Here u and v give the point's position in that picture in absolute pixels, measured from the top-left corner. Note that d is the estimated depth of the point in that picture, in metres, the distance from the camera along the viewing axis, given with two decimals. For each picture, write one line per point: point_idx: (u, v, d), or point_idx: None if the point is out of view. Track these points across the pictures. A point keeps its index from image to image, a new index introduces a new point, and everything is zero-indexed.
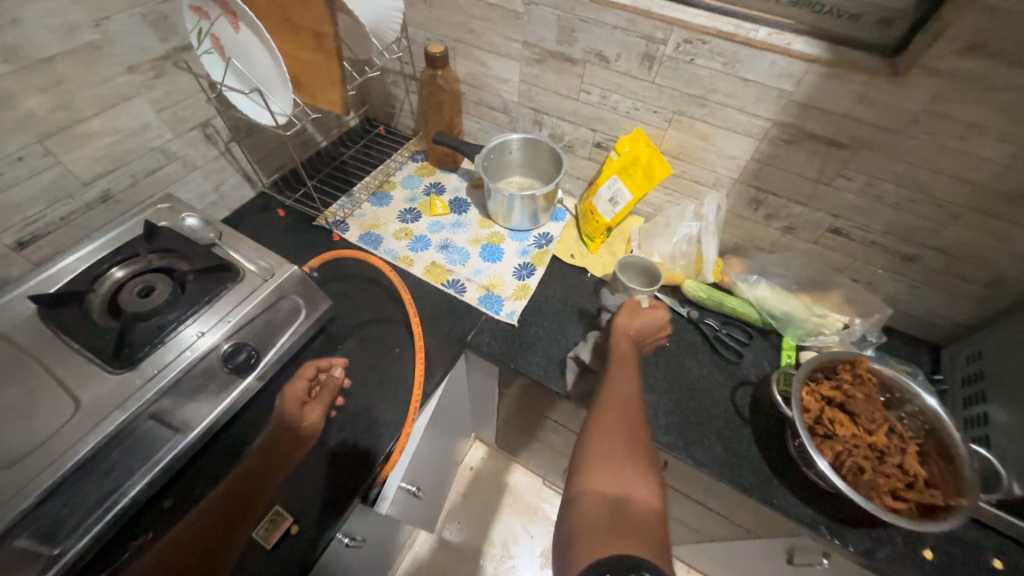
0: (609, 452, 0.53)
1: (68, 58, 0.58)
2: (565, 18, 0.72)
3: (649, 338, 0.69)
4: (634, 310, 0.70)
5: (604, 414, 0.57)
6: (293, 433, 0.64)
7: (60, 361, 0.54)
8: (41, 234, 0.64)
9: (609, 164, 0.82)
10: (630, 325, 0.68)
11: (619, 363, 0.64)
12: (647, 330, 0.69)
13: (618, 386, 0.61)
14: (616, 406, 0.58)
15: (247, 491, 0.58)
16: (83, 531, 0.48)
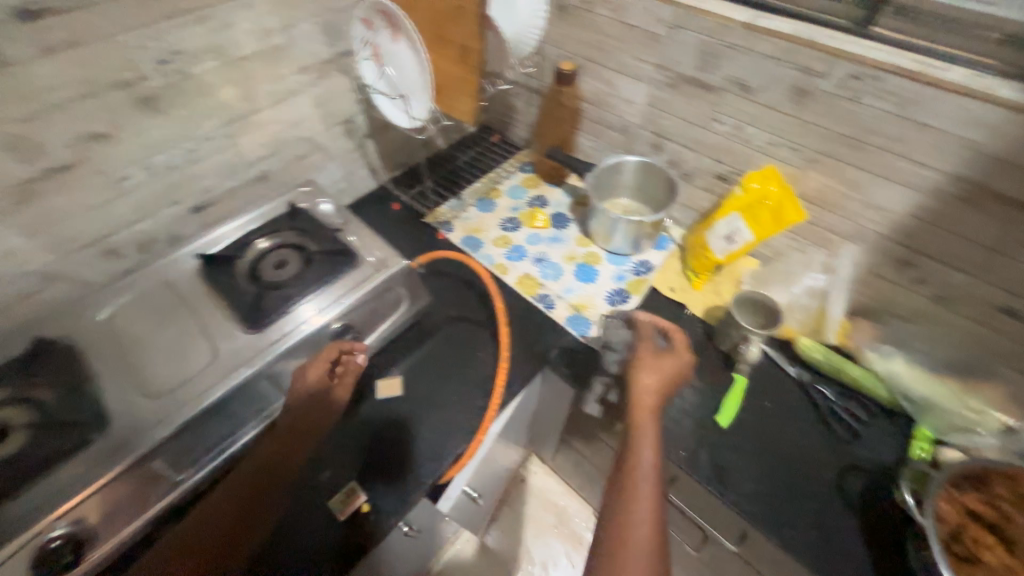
0: (628, 553, 0.45)
1: (259, 58, 0.68)
2: (710, 44, 0.68)
3: (672, 387, 0.59)
4: (654, 358, 0.61)
5: (628, 492, 0.49)
6: (314, 415, 0.59)
7: (210, 314, 0.64)
8: (212, 202, 0.76)
9: (731, 199, 0.75)
10: (650, 385, 0.58)
11: (643, 434, 0.54)
12: (673, 380, 0.59)
13: (642, 459, 0.52)
14: (641, 483, 0.50)
15: (268, 480, 0.54)
16: (202, 464, 0.56)
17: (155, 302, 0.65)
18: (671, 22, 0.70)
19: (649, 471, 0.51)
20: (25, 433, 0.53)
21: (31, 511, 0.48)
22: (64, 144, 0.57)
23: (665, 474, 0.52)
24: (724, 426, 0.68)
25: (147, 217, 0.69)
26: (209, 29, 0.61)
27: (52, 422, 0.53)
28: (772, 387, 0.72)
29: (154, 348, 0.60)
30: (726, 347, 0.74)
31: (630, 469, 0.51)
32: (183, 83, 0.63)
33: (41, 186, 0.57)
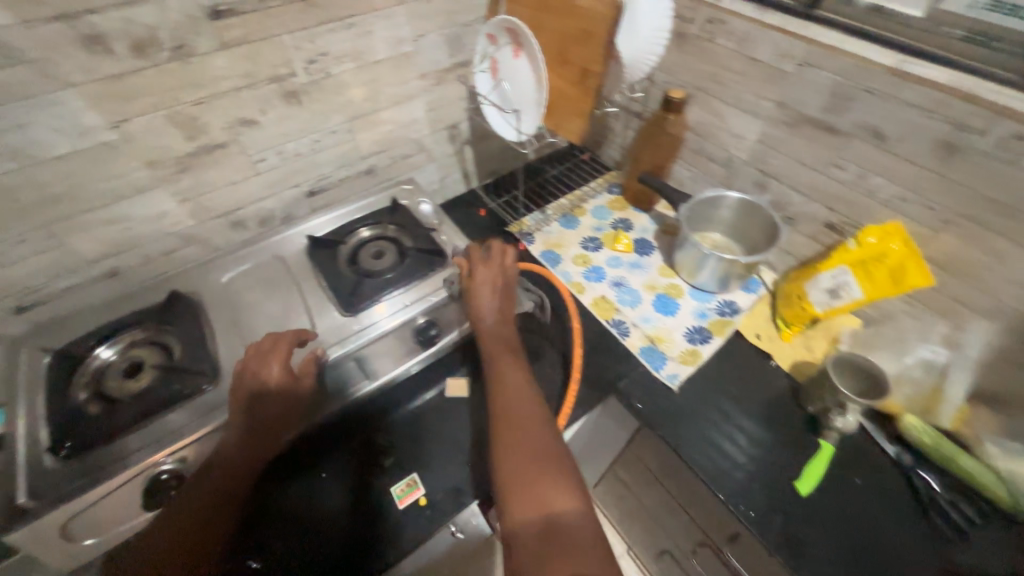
0: (526, 457, 0.50)
1: (389, 63, 0.74)
2: (844, 85, 0.64)
3: (507, 303, 0.66)
4: (483, 273, 0.67)
5: (507, 415, 0.55)
6: (274, 413, 0.55)
7: (312, 292, 0.69)
8: (324, 188, 0.82)
9: (841, 251, 0.69)
10: (484, 292, 0.65)
11: (498, 357, 0.62)
12: (505, 296, 0.67)
13: (507, 380, 0.59)
14: (522, 407, 0.55)
15: (237, 477, 0.53)
16: None
17: (267, 274, 0.72)
18: (802, 59, 0.67)
19: (512, 387, 0.58)
20: (156, 373, 0.59)
21: (148, 444, 0.54)
22: (221, 125, 0.64)
23: (532, 385, 0.59)
24: (803, 494, 0.62)
25: (270, 195, 0.76)
26: (353, 34, 0.67)
27: (181, 369, 0.59)
28: (863, 463, 0.65)
29: (263, 316, 0.66)
30: (814, 409, 0.68)
31: (503, 401, 0.57)
32: (323, 80, 0.69)
33: (197, 159, 0.65)
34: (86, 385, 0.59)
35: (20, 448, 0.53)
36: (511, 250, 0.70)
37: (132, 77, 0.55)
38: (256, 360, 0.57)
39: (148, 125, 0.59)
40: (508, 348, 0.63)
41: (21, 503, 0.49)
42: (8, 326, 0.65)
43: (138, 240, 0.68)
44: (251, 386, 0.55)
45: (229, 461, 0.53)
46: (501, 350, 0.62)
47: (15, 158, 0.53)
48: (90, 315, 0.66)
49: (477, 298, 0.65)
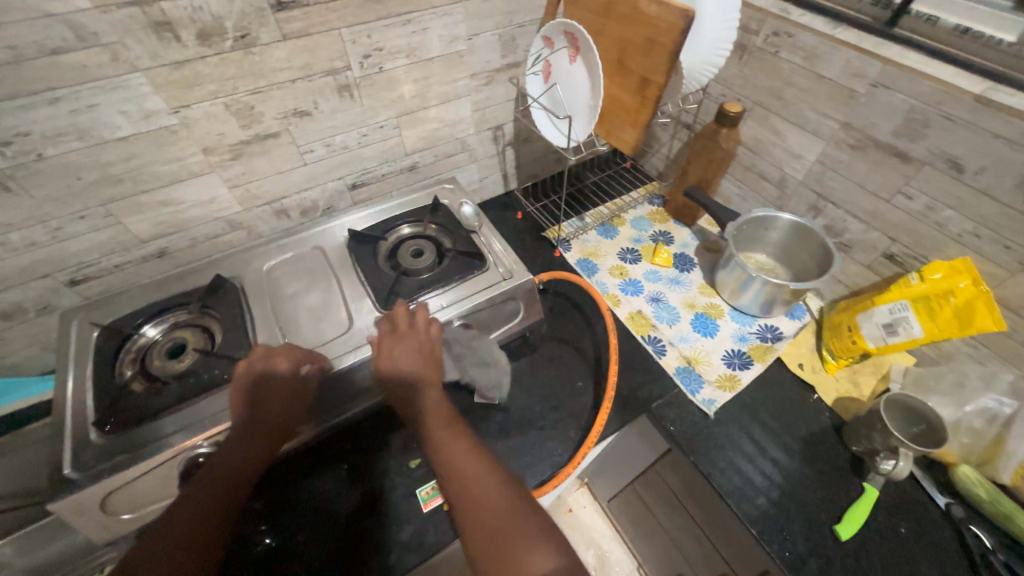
0: (487, 537, 0.41)
1: (441, 61, 0.73)
2: (921, 110, 0.60)
3: (428, 361, 0.58)
4: (394, 339, 0.59)
5: (455, 493, 0.45)
6: (278, 407, 0.56)
7: (350, 287, 0.69)
8: (366, 182, 0.82)
9: (901, 285, 0.66)
10: (397, 368, 0.57)
11: (431, 425, 0.51)
12: (421, 355, 0.58)
13: (449, 450, 0.48)
14: (468, 475, 0.46)
15: (245, 470, 0.53)
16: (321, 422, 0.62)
17: (308, 265, 0.72)
18: (876, 80, 0.63)
19: (452, 457, 0.48)
20: (197, 357, 0.60)
21: (188, 427, 0.55)
22: (275, 115, 0.65)
23: (480, 446, 0.50)
24: (844, 540, 0.59)
25: (314, 187, 0.77)
26: (410, 31, 0.67)
27: (221, 354, 0.59)
28: (911, 512, 0.62)
29: (301, 308, 0.67)
30: (860, 450, 0.65)
31: (445, 477, 0.47)
32: (376, 75, 0.69)
33: (249, 147, 0.66)
34: (131, 363, 0.60)
35: (68, 419, 0.54)
36: (420, 309, 0.63)
37: (196, 65, 0.55)
38: (261, 360, 0.58)
39: (207, 112, 0.60)
40: (442, 412, 0.53)
41: (65, 474, 0.50)
42: (62, 298, 0.67)
43: (186, 223, 0.69)
44: (252, 384, 0.57)
45: (235, 454, 0.53)
46: (435, 415, 0.52)
47: (81, 139, 0.54)
48: (137, 293, 0.67)
49: (390, 365, 0.57)
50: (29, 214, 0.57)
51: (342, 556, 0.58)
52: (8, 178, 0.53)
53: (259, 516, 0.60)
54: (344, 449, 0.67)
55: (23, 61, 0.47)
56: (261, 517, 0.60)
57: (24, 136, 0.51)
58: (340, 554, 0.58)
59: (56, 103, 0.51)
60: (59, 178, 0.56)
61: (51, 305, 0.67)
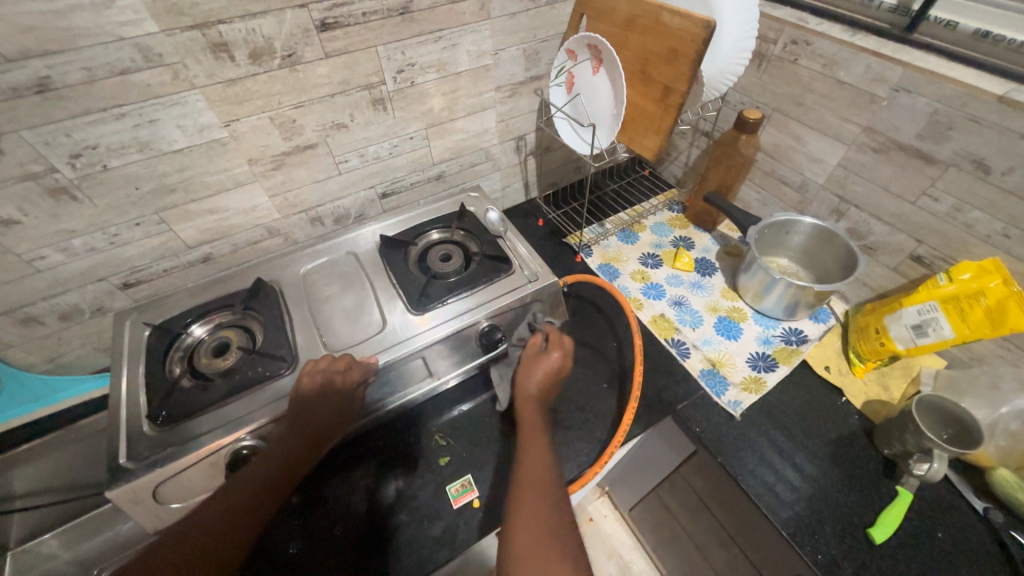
0: (533, 524, 0.48)
1: (469, 75, 0.76)
2: (943, 113, 0.61)
3: (551, 377, 0.67)
4: (534, 356, 0.68)
5: (528, 468, 0.54)
6: (321, 429, 0.59)
7: (383, 290, 0.72)
8: (396, 191, 0.86)
9: (930, 286, 0.66)
10: (529, 368, 0.66)
11: (530, 423, 0.61)
12: (549, 380, 0.66)
13: (534, 446, 0.57)
14: (536, 472, 0.54)
15: (257, 501, 0.54)
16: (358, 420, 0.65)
17: (342, 270, 0.76)
18: (897, 84, 0.64)
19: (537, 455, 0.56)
20: (240, 355, 0.64)
21: (235, 419, 0.57)
22: (315, 128, 0.69)
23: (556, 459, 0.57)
24: (877, 542, 0.58)
25: (347, 195, 0.81)
26: (440, 47, 0.70)
27: (262, 352, 0.63)
28: (948, 515, 0.61)
29: (337, 310, 0.70)
30: (892, 453, 0.64)
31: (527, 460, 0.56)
32: (408, 89, 0.72)
33: (290, 158, 0.70)
34: (179, 361, 0.64)
35: (123, 413, 0.58)
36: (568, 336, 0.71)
37: (246, 82, 0.59)
38: (329, 373, 0.60)
39: (254, 125, 0.64)
40: (544, 421, 0.62)
41: (120, 463, 0.53)
42: (115, 300, 0.71)
43: (230, 230, 0.73)
44: (307, 399, 0.59)
45: (251, 485, 0.54)
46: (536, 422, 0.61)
47: (142, 151, 0.59)
48: (184, 296, 0.71)
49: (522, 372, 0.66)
50: (91, 222, 0.61)
51: (371, 551, 0.59)
52: (75, 188, 0.58)
53: (294, 510, 0.63)
54: (377, 446, 0.69)
55: (96, 80, 0.51)
56: (295, 513, 0.62)
57: (92, 149, 0.56)
58: (365, 555, 0.59)
59: (122, 118, 0.55)
60: (119, 188, 0.60)
61: (104, 307, 0.71)
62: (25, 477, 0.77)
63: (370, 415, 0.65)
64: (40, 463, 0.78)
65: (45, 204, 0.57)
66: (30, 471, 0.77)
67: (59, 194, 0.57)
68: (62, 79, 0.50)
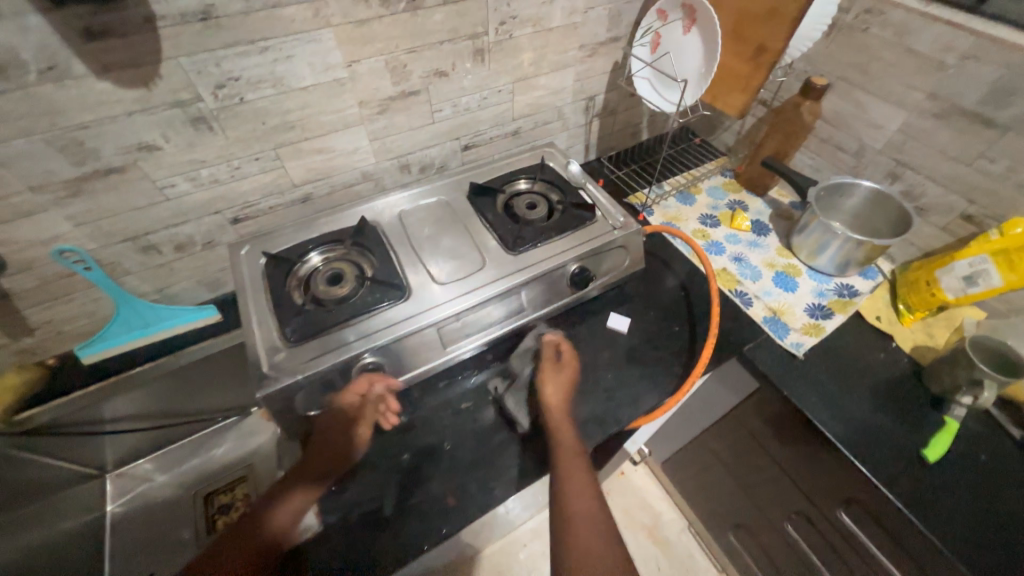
0: (588, 550, 0.51)
1: (559, 32, 0.80)
2: (1010, 80, 0.67)
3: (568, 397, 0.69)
4: (553, 372, 0.70)
5: (569, 484, 0.58)
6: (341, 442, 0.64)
7: (478, 233, 0.78)
8: (477, 144, 0.90)
9: (982, 240, 0.73)
10: (549, 389, 0.68)
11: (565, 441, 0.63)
12: (569, 393, 0.69)
13: (570, 465, 0.60)
14: (580, 500, 0.56)
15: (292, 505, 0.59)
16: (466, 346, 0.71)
17: (435, 214, 0.80)
18: (966, 53, 0.70)
19: (574, 480, 0.58)
20: (355, 284, 0.69)
21: (361, 337, 0.63)
22: (421, 75, 0.72)
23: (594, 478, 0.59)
24: (930, 462, 0.66)
25: (435, 145, 0.85)
26: (540, 1, 0.74)
27: (379, 281, 0.68)
28: (988, 442, 0.69)
29: (438, 248, 0.75)
30: (940, 390, 0.72)
31: (567, 490, 0.57)
32: (505, 42, 0.76)
33: (394, 103, 0.74)
34: (298, 289, 0.69)
35: (257, 331, 0.63)
36: (568, 347, 0.74)
37: (374, 24, 0.63)
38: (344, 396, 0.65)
39: (371, 68, 0.67)
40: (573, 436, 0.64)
41: (265, 372, 0.59)
42: (224, 235, 0.75)
43: (332, 171, 0.77)
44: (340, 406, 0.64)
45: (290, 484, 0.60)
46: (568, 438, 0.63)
47: (274, 86, 0.62)
48: (290, 232, 0.75)
49: (545, 386, 0.69)
50: (219, 153, 0.65)
51: (535, 445, 0.68)
52: (213, 118, 0.61)
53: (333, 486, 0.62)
54: (474, 376, 0.75)
55: (250, 12, 0.55)
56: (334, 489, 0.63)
57: (234, 81, 0.59)
58: (477, 463, 0.66)
59: (264, 52, 0.58)
60: (249, 122, 0.64)
61: (214, 241, 0.75)
62: (114, 411, 0.77)
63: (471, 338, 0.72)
64: (126, 401, 0.77)
65: (186, 133, 0.60)
66: (117, 406, 0.77)
67: (198, 123, 0.61)
68: (223, 9, 0.53)
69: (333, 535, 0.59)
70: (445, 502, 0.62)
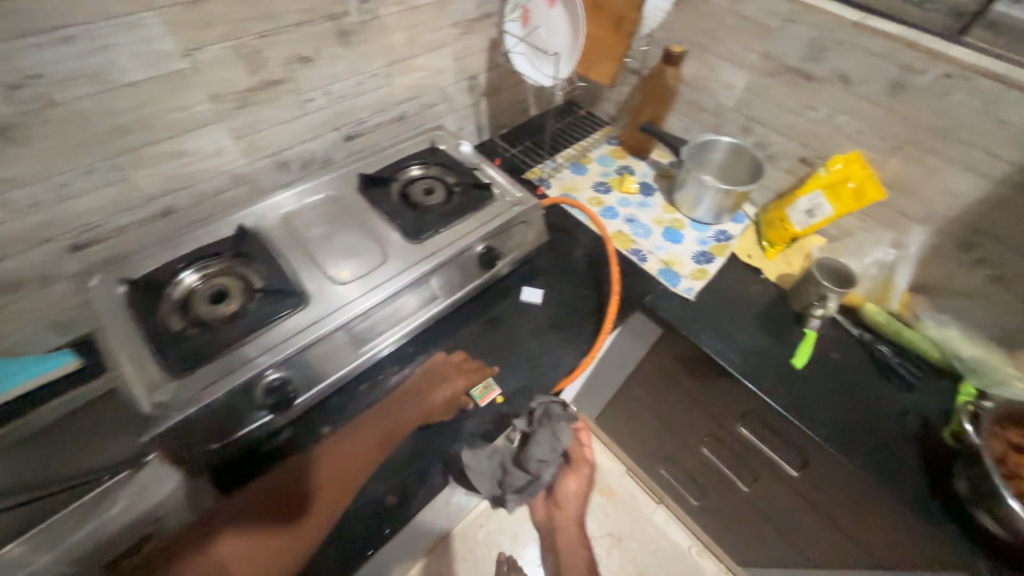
0: None
1: (427, 9, 0.78)
2: (819, 38, 0.79)
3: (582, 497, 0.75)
4: (569, 474, 0.75)
5: None
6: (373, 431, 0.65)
7: (375, 225, 0.74)
8: (361, 133, 0.85)
9: (814, 177, 0.87)
10: (567, 497, 0.74)
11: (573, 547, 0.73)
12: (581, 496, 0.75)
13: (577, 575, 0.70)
14: None
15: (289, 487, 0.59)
16: (378, 340, 0.70)
17: (325, 212, 0.75)
18: (786, 16, 0.80)
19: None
20: (243, 299, 0.63)
21: (261, 353, 0.59)
22: (280, 61, 0.66)
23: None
24: (799, 367, 0.80)
25: (313, 138, 0.78)
26: None
27: (270, 292, 0.63)
28: (839, 344, 0.83)
29: (333, 247, 0.71)
30: (800, 307, 0.86)
31: None
32: (372, 21, 0.72)
33: (255, 95, 0.67)
34: (174, 313, 0.61)
35: (129, 369, 0.56)
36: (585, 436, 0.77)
37: (208, 4, 0.56)
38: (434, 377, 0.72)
39: (217, 56, 0.60)
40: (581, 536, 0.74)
41: (148, 411, 0.53)
42: (66, 266, 0.64)
43: (194, 178, 0.68)
44: (417, 384, 0.71)
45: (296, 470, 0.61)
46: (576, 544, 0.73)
47: (94, 83, 0.53)
48: (152, 252, 0.66)
49: (562, 493, 0.74)
50: (36, 169, 0.54)
51: (465, 430, 0.68)
52: (15, 126, 0.50)
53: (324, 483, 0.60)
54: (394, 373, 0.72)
55: None
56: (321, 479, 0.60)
57: (35, 78, 0.49)
58: (415, 455, 0.65)
59: (70, 41, 0.49)
60: (70, 128, 0.54)
61: (52, 275, 0.63)
62: None
63: (383, 334, 0.70)
64: None
65: None
66: None
67: None
68: None
69: (300, 509, 0.57)
70: (385, 502, 0.61)
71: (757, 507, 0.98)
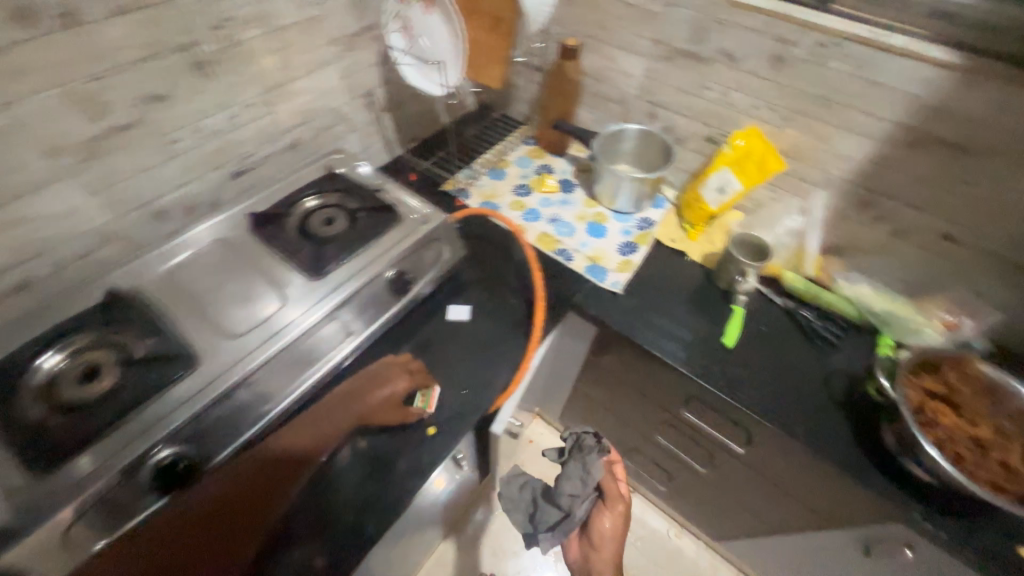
0: None
1: (297, 29, 0.73)
2: (701, 19, 0.80)
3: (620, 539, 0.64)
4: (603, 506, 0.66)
5: None
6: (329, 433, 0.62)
7: (271, 266, 0.69)
8: (250, 168, 0.79)
9: (720, 155, 0.88)
10: (600, 528, 0.64)
11: None
12: (619, 535, 0.64)
13: None
14: None
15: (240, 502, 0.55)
16: (286, 396, 0.60)
17: (213, 261, 0.69)
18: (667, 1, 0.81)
19: None
20: (119, 372, 0.57)
21: (144, 431, 0.53)
22: (128, 103, 0.60)
23: None
24: (730, 347, 0.80)
25: (192, 180, 0.72)
26: None
27: (151, 359, 0.57)
28: (765, 316, 0.85)
29: (225, 297, 0.65)
30: (724, 284, 0.87)
31: None
32: (233, 48, 0.66)
33: (105, 143, 0.60)
34: (38, 400, 0.54)
35: None
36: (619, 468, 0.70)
37: (16, 51, 0.50)
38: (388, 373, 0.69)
39: (42, 106, 0.53)
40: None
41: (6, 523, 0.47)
42: None
43: (49, 243, 0.61)
44: (371, 379, 0.68)
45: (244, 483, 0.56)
46: None
47: None
48: (7, 334, 0.58)
49: (596, 524, 0.64)
50: None
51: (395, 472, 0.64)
52: None
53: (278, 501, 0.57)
54: None
55: None
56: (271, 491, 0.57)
57: None
58: (344, 509, 0.60)
59: None
60: None
61: None
62: None
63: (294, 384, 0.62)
64: None
65: None
66: None
67: None
68: None
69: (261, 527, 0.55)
70: (312, 566, 0.56)
71: (718, 485, 0.98)
